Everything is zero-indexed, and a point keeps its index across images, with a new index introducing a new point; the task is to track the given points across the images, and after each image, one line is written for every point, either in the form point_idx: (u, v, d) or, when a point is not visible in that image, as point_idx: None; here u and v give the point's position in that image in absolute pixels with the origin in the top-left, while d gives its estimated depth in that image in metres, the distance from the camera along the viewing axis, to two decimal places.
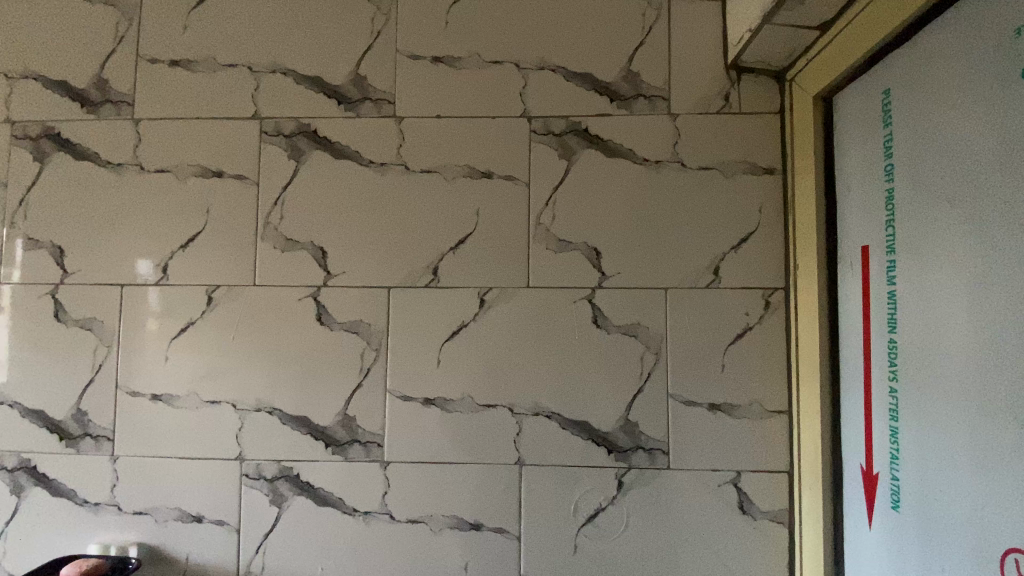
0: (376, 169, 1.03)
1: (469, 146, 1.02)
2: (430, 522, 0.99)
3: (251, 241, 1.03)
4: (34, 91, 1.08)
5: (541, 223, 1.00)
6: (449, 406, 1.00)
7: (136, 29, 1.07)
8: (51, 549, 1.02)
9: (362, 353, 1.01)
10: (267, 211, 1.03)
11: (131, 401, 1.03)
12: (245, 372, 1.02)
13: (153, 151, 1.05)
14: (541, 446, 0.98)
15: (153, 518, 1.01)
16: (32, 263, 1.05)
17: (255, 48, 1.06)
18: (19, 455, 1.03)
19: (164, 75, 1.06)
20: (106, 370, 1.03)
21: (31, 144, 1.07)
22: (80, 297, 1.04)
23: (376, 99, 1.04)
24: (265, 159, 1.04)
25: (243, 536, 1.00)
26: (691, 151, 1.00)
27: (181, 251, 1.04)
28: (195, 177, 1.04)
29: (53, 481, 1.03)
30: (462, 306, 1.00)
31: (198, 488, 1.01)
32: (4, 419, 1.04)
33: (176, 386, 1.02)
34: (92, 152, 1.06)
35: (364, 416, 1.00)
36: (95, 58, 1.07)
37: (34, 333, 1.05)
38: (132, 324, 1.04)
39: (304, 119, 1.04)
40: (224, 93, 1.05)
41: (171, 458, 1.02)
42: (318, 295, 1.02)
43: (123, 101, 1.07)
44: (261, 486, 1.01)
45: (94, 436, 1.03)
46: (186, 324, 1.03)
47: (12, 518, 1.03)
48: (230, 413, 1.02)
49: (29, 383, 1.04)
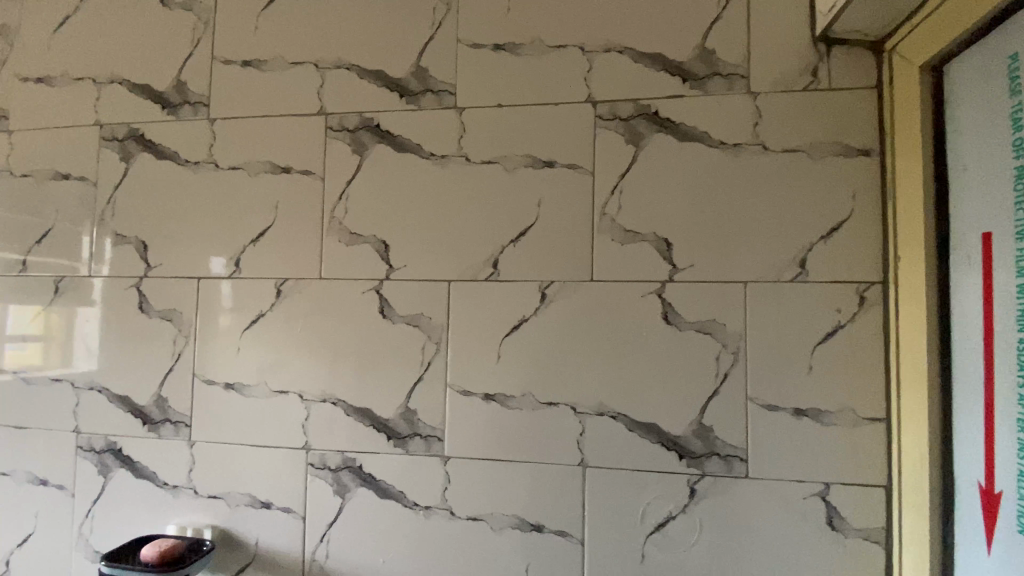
0: (437, 162, 1.01)
1: (531, 135, 0.98)
2: (490, 520, 0.97)
3: (317, 235, 1.05)
4: (121, 95, 1.14)
5: (606, 213, 0.95)
6: (510, 403, 0.97)
7: (211, 32, 1.12)
8: (134, 528, 1.08)
9: (423, 347, 1.00)
10: (331, 205, 1.05)
11: (208, 389, 1.07)
12: (310, 363, 1.04)
13: (227, 149, 1.09)
14: (606, 447, 0.94)
15: (226, 502, 1.05)
16: (119, 257, 1.12)
17: (320, 45, 1.07)
18: (107, 437, 1.10)
19: (236, 75, 1.10)
20: (184, 360, 1.08)
21: (119, 145, 1.14)
22: (161, 289, 1.10)
23: (437, 90, 1.02)
24: (330, 154, 1.05)
25: (309, 524, 1.02)
26: (773, 134, 0.92)
27: (252, 245, 1.07)
28: (265, 173, 1.07)
29: (136, 464, 1.09)
30: (524, 300, 0.97)
31: (267, 475, 1.04)
32: (94, 403, 1.11)
33: (247, 376, 1.06)
34: (172, 152, 1.11)
35: (425, 410, 0.99)
36: (174, 61, 1.13)
37: (122, 323, 1.11)
38: (207, 315, 1.08)
39: (367, 113, 1.04)
40: (292, 90, 1.08)
41: (242, 445, 1.05)
42: (380, 288, 1.02)
43: (200, 102, 1.11)
44: (325, 476, 1.02)
45: (173, 422, 1.08)
46: (256, 316, 1.06)
47: (100, 497, 1.10)
48: (297, 403, 1.04)
49: (116, 370, 1.11)
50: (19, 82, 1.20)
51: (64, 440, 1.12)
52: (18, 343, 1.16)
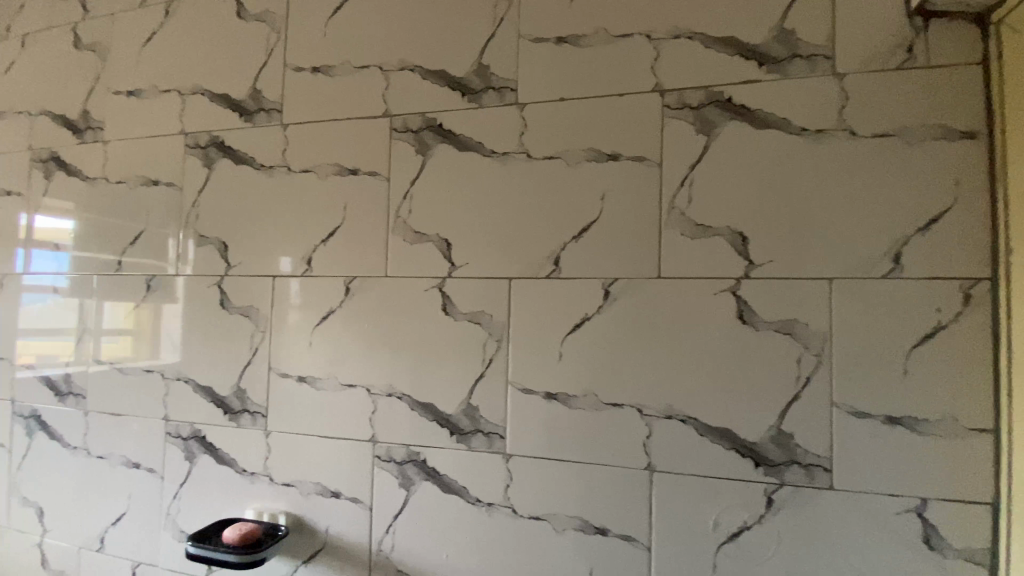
0: (498, 158, 1.01)
1: (595, 128, 0.96)
2: (553, 521, 0.95)
3: (382, 234, 1.07)
4: (203, 105, 1.22)
5: (675, 207, 0.92)
6: (573, 403, 0.95)
7: (283, 41, 1.17)
8: (216, 511, 1.15)
9: (484, 344, 1.00)
10: (395, 204, 1.07)
11: (282, 381, 1.12)
12: (376, 359, 1.06)
13: (298, 153, 1.14)
14: (674, 451, 0.90)
15: (298, 489, 1.10)
16: (202, 256, 1.19)
17: (384, 48, 1.09)
18: (192, 425, 1.18)
19: (307, 81, 1.14)
20: (260, 354, 1.14)
21: (202, 152, 1.21)
22: (240, 287, 1.16)
23: (498, 87, 1.02)
24: (394, 154, 1.07)
25: (375, 515, 1.05)
26: (861, 118, 0.85)
27: (322, 244, 1.11)
28: (334, 174, 1.11)
29: (218, 450, 1.16)
30: (587, 298, 0.95)
31: (335, 466, 1.08)
32: (182, 392, 1.19)
33: (317, 369, 1.10)
34: (249, 157, 1.17)
35: (487, 406, 0.99)
36: (250, 71, 1.19)
37: (205, 319, 1.18)
38: (280, 311, 1.13)
39: (429, 113, 1.06)
40: (358, 93, 1.11)
41: (314, 436, 1.09)
42: (443, 286, 1.03)
43: (273, 108, 1.17)
44: (391, 469, 1.04)
45: (251, 412, 1.14)
46: (326, 312, 1.10)
47: (186, 481, 1.18)
48: (364, 397, 1.07)
49: (199, 362, 1.18)
50: (115, 96, 1.30)
51: (154, 427, 1.21)
52: (114, 337, 1.26)
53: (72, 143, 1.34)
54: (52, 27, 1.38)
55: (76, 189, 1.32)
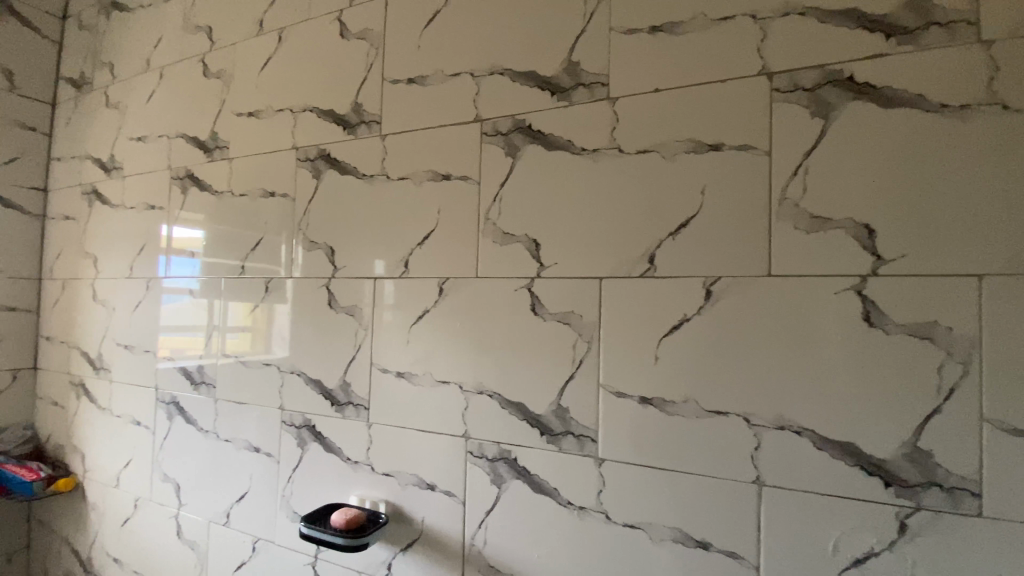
0: (589, 156, 0.99)
1: (693, 119, 0.91)
2: (649, 530, 0.92)
3: (473, 236, 1.10)
4: (312, 121, 1.32)
5: (787, 199, 0.85)
6: (670, 408, 0.91)
7: (382, 55, 1.24)
8: (323, 496, 1.24)
9: (574, 345, 0.99)
10: (486, 207, 1.09)
11: (382, 376, 1.18)
12: (468, 358, 1.09)
13: (396, 161, 1.20)
14: (786, 464, 0.83)
15: (396, 480, 1.15)
16: (312, 260, 1.30)
17: (475, 54, 1.12)
18: (304, 415, 1.28)
19: (403, 92, 1.20)
20: (363, 350, 1.21)
21: (311, 164, 1.32)
22: (345, 288, 1.25)
23: (589, 83, 1.00)
24: (485, 157, 1.10)
25: (468, 510, 1.07)
26: (1016, 89, 0.73)
27: (417, 247, 1.16)
28: (428, 180, 1.16)
29: (326, 439, 1.25)
30: (686, 298, 0.90)
31: (430, 459, 1.12)
32: (294, 384, 1.30)
33: (414, 366, 1.15)
34: (352, 167, 1.26)
35: (578, 408, 0.98)
36: (352, 87, 1.27)
37: (314, 317, 1.28)
38: (380, 311, 1.20)
39: (519, 115, 1.06)
40: (451, 100, 1.14)
41: (411, 429, 1.14)
42: (532, 286, 1.03)
43: (373, 120, 1.24)
44: (483, 465, 1.06)
45: (354, 404, 1.21)
46: (421, 312, 1.15)
47: (298, 466, 1.28)
48: (457, 394, 1.10)
49: (309, 357, 1.28)
50: (238, 118, 1.46)
51: (272, 415, 1.33)
52: (238, 333, 1.41)
53: (203, 162, 1.51)
54: (187, 61, 1.57)
55: (207, 202, 1.50)
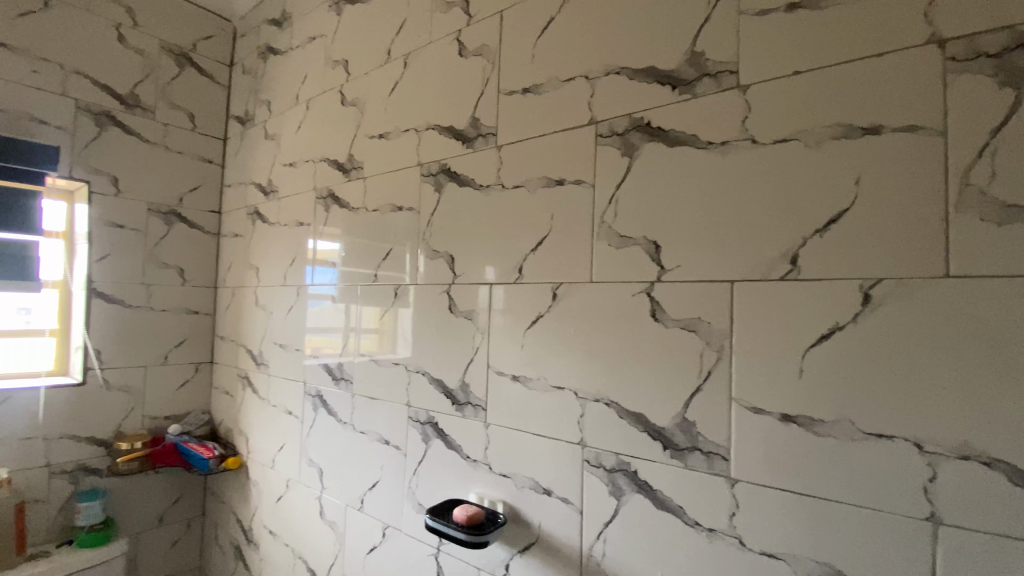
0: (716, 150, 0.93)
1: (840, 102, 0.82)
2: (791, 562, 0.82)
3: (589, 240, 1.08)
4: (434, 138, 1.41)
5: (969, 186, 0.72)
6: (817, 427, 0.81)
7: (497, 68, 1.28)
8: (445, 491, 1.30)
9: (701, 354, 0.92)
10: (601, 209, 1.07)
11: (498, 379, 1.21)
12: (584, 363, 1.07)
13: (511, 170, 1.23)
14: (971, 501, 0.70)
15: (513, 482, 1.17)
16: (434, 267, 1.38)
17: (590, 56, 1.11)
18: (427, 412, 1.36)
19: (517, 102, 1.23)
20: (480, 353, 1.25)
21: (433, 179, 1.41)
22: (463, 294, 1.30)
23: (715, 73, 0.94)
24: (601, 159, 1.08)
25: (586, 519, 1.05)
26: None
27: (532, 254, 1.17)
28: (543, 186, 1.17)
29: (447, 437, 1.31)
30: (835, 303, 0.80)
31: (547, 464, 1.12)
32: (419, 383, 1.39)
33: (530, 370, 1.16)
34: (470, 179, 1.32)
35: (706, 422, 0.91)
36: (470, 101, 1.33)
37: (436, 321, 1.36)
38: (496, 316, 1.23)
39: (637, 113, 1.03)
40: (565, 105, 1.15)
41: (527, 433, 1.15)
42: (653, 291, 0.99)
43: (490, 132, 1.28)
44: (601, 475, 1.04)
45: (473, 405, 1.26)
46: (536, 316, 1.16)
47: (423, 461, 1.36)
48: (573, 399, 1.09)
49: (431, 359, 1.36)
50: (369, 140, 1.61)
51: (400, 411, 1.43)
52: (370, 335, 1.54)
53: (341, 182, 1.69)
54: (327, 93, 1.77)
55: (344, 218, 1.66)
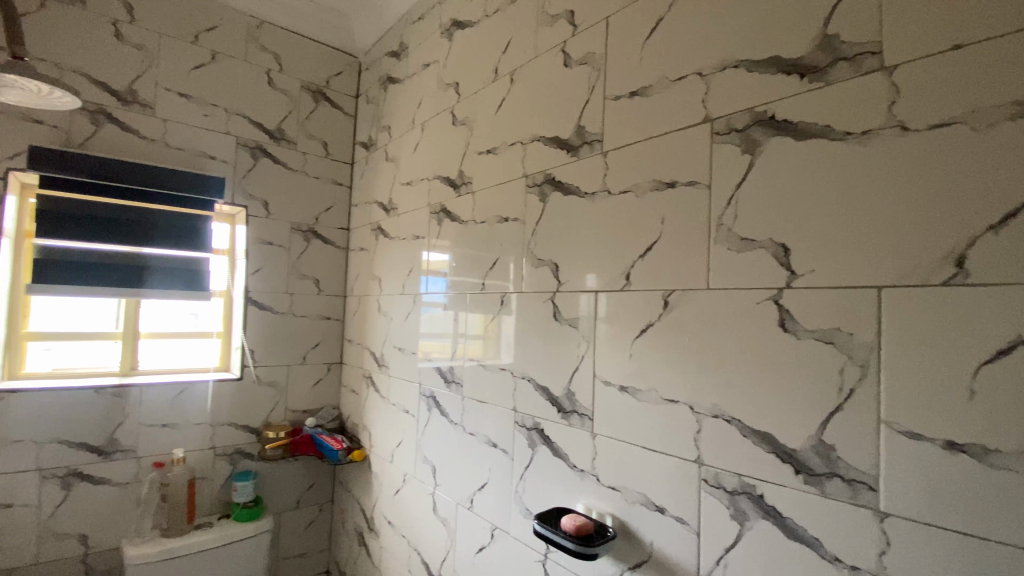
0: (855, 141, 0.84)
1: (1020, 75, 0.69)
2: None
3: (705, 244, 1.03)
4: (539, 149, 1.44)
5: None
6: (995, 460, 0.69)
7: (603, 75, 1.28)
8: (552, 499, 1.31)
9: (841, 368, 0.83)
10: (719, 211, 1.01)
11: (606, 389, 1.19)
12: (699, 374, 1.02)
13: (618, 175, 1.21)
14: None
15: (623, 496, 1.14)
16: (538, 275, 1.40)
17: (703, 52, 1.06)
18: (534, 419, 1.38)
19: (625, 107, 1.21)
20: (586, 362, 1.24)
21: (538, 188, 1.43)
22: (569, 301, 1.30)
23: (852, 56, 0.85)
24: (717, 158, 1.02)
25: (703, 542, 0.99)
26: None
27: (641, 260, 1.14)
28: (652, 190, 1.13)
29: (554, 445, 1.31)
30: (1019, 312, 0.67)
31: (659, 480, 1.07)
32: (525, 389, 1.41)
33: (639, 381, 1.12)
34: (575, 186, 1.32)
35: (848, 446, 0.81)
36: (575, 110, 1.34)
37: (541, 328, 1.37)
38: (602, 324, 1.21)
39: (758, 107, 0.97)
40: (676, 106, 1.11)
41: (637, 446, 1.12)
42: (780, 298, 0.91)
43: (595, 139, 1.28)
44: (720, 497, 0.97)
45: (580, 413, 1.25)
46: (646, 324, 1.12)
47: (530, 466, 1.38)
48: (688, 413, 1.03)
49: (537, 366, 1.38)
50: (478, 155, 1.69)
51: (507, 416, 1.46)
52: (477, 341, 1.60)
53: (452, 197, 1.79)
54: (439, 114, 1.89)
55: (454, 230, 1.76)
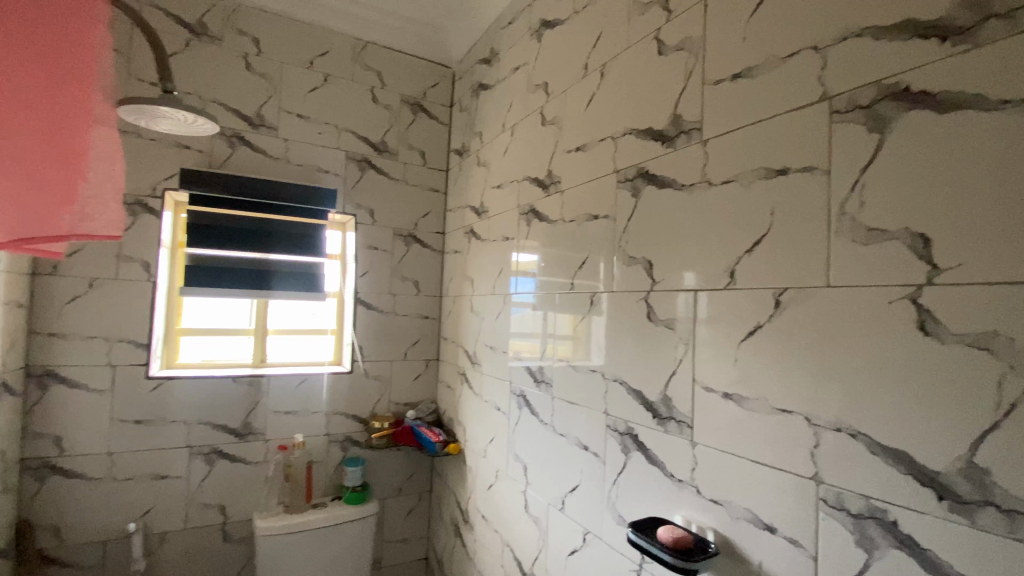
0: (1016, 110, 0.70)
1: None
2: None
3: (822, 237, 0.92)
4: (631, 143, 1.39)
5: None
6: None
7: (701, 60, 1.20)
8: (648, 507, 1.25)
9: (1000, 381, 0.70)
10: (841, 199, 0.90)
11: (707, 395, 1.12)
12: (816, 382, 0.92)
13: (719, 165, 1.13)
14: None
15: (727, 510, 1.06)
16: (631, 274, 1.35)
17: (818, 23, 0.96)
18: (627, 423, 1.33)
19: (726, 91, 1.13)
20: (685, 365, 1.17)
21: (631, 183, 1.38)
22: (665, 301, 1.24)
23: (1010, 10, 0.72)
24: (838, 141, 0.91)
25: (822, 569, 0.89)
26: None
27: (747, 255, 1.06)
28: (760, 179, 1.04)
29: (649, 452, 1.26)
30: None
31: (768, 496, 0.98)
32: (618, 393, 1.36)
33: (746, 388, 1.04)
34: (672, 179, 1.26)
35: (1009, 472, 0.68)
36: (671, 99, 1.28)
37: (634, 328, 1.32)
38: (701, 325, 1.14)
39: (888, 79, 0.85)
40: (786, 86, 1.01)
41: (743, 458, 1.03)
42: (918, 296, 0.79)
43: (693, 128, 1.21)
44: (842, 520, 0.86)
45: (677, 420, 1.19)
46: (753, 326, 1.03)
47: (623, 472, 1.33)
48: (803, 425, 0.93)
49: (630, 368, 1.33)
50: (567, 153, 1.67)
51: (599, 419, 1.43)
52: (567, 341, 1.59)
53: (541, 197, 1.79)
54: (529, 115, 1.91)
55: (544, 230, 1.76)
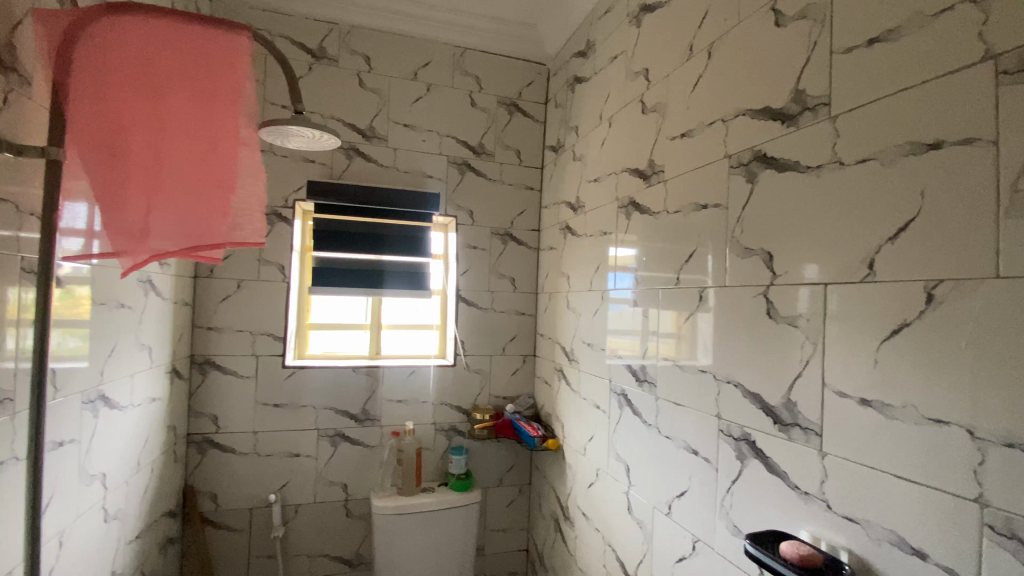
0: None
1: None
2: None
3: (989, 220, 0.78)
4: (745, 126, 1.29)
5: None
6: None
7: (828, 27, 1.08)
8: (768, 520, 1.16)
9: None
10: (1014, 173, 0.76)
11: (839, 401, 1.01)
12: (980, 390, 0.78)
13: (853, 143, 1.01)
14: None
15: (864, 530, 0.95)
16: (746, 267, 1.25)
17: None
18: (742, 428, 1.24)
19: (859, 59, 1.00)
20: (813, 366, 1.06)
21: (745, 169, 1.28)
22: (787, 296, 1.13)
23: None
24: (1009, 106, 0.77)
25: None
26: None
27: (890, 243, 0.93)
28: (905, 156, 0.91)
29: (769, 460, 1.16)
30: None
31: (915, 518, 0.86)
32: (732, 395, 1.28)
33: (889, 394, 0.92)
34: (795, 162, 1.14)
35: None
36: (792, 74, 1.16)
37: (750, 325, 1.23)
38: (832, 323, 1.03)
39: None
40: (937, 46, 0.87)
41: (885, 473, 0.92)
42: None
43: (820, 103, 1.09)
44: (1014, 550, 0.73)
45: (803, 427, 1.08)
46: (899, 323, 0.90)
47: (738, 480, 1.25)
48: (963, 439, 0.80)
49: (746, 368, 1.23)
50: (671, 141, 1.59)
51: (709, 421, 1.35)
52: (671, 339, 1.52)
53: (642, 188, 1.73)
54: (628, 105, 1.85)
55: (645, 223, 1.70)
